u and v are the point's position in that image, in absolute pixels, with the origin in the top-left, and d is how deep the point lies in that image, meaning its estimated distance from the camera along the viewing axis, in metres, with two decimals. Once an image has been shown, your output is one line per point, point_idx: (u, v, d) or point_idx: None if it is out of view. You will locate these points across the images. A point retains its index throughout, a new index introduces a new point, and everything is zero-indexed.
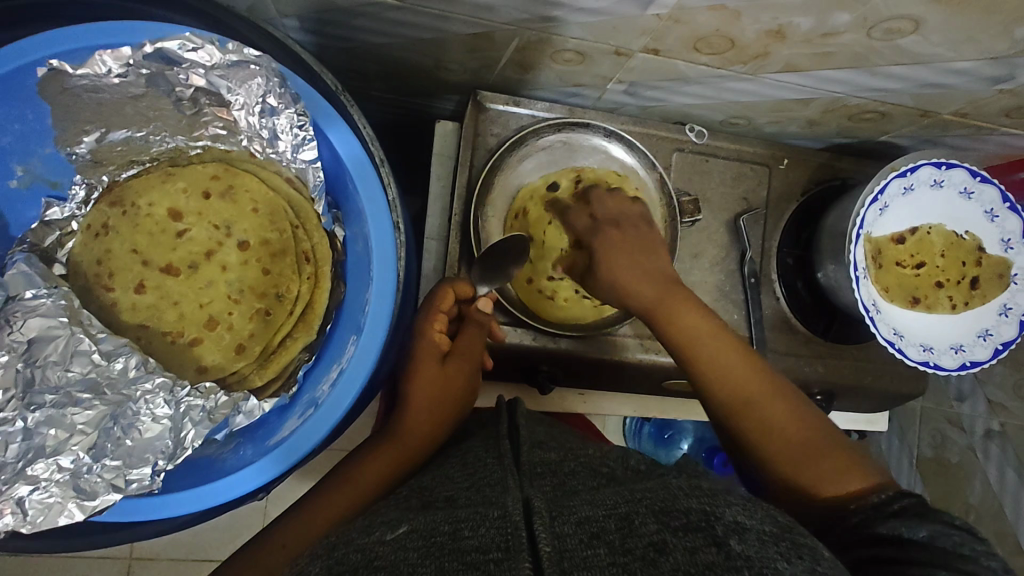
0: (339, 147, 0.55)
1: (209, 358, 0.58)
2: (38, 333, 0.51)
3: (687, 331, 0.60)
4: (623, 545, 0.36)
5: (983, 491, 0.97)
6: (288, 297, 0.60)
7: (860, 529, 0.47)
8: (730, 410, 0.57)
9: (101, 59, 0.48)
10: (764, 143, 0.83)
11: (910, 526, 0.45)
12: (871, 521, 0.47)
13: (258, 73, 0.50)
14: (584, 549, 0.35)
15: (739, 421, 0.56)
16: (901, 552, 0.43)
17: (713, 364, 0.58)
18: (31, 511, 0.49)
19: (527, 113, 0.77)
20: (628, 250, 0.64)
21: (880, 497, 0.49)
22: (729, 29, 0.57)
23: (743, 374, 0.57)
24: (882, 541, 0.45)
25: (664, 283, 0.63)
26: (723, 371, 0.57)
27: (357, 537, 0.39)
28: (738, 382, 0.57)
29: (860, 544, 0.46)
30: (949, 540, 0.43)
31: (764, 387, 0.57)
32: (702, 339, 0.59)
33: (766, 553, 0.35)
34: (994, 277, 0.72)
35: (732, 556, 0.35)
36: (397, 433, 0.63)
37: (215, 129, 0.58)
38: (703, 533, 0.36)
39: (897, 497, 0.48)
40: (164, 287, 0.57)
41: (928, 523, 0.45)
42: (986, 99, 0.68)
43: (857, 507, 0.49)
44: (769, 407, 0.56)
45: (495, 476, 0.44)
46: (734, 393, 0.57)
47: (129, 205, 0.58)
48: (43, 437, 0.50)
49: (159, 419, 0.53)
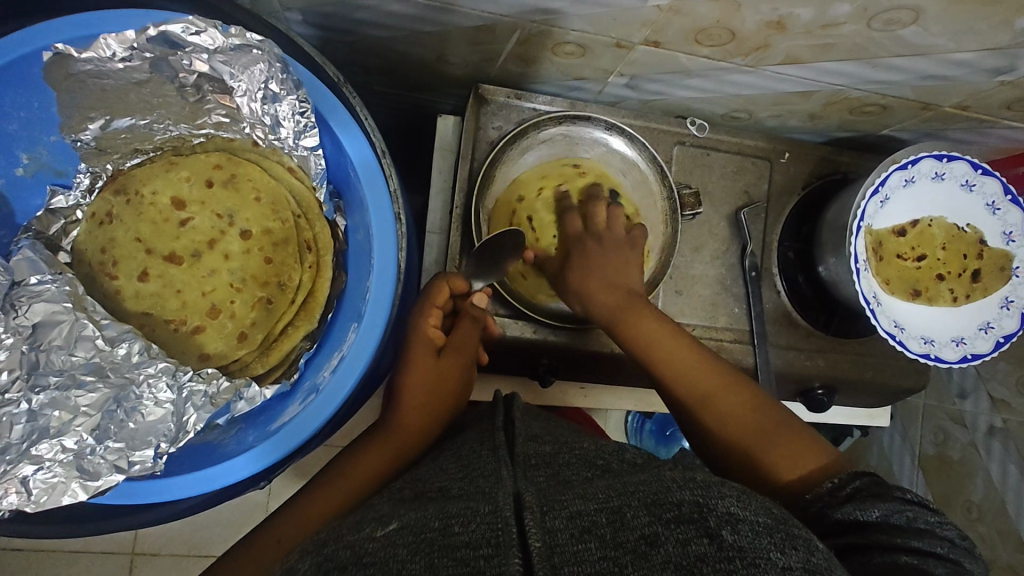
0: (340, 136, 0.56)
1: (212, 346, 0.58)
2: (42, 318, 0.51)
3: (643, 334, 0.64)
4: (614, 539, 0.36)
5: (987, 489, 0.95)
6: (291, 286, 0.61)
7: (822, 514, 0.48)
8: (688, 406, 0.60)
9: (105, 42, 0.48)
10: (765, 137, 0.83)
11: (863, 508, 0.45)
12: (830, 507, 0.47)
13: (260, 58, 0.51)
14: (575, 544, 0.35)
15: (699, 416, 0.59)
16: (862, 537, 0.44)
17: (670, 363, 0.61)
18: (36, 490, 0.50)
19: (528, 107, 0.78)
20: (600, 262, 0.69)
21: (833, 483, 0.49)
22: (730, 20, 0.57)
23: (701, 374, 0.60)
24: (846, 527, 0.45)
25: (624, 290, 0.67)
26: (679, 370, 0.61)
27: (348, 533, 0.40)
28: (694, 380, 0.60)
29: (829, 530, 0.46)
30: (902, 518, 0.45)
31: (720, 381, 0.60)
32: (658, 341, 0.63)
33: (758, 544, 0.36)
34: (996, 269, 0.72)
35: (724, 548, 0.35)
36: (391, 428, 0.64)
37: (217, 117, 0.59)
38: (695, 524, 0.36)
39: (848, 482, 0.48)
40: (167, 275, 0.57)
41: (881, 502, 0.45)
42: (987, 91, 0.68)
43: (813, 494, 0.49)
44: (724, 401, 0.58)
45: (489, 467, 0.45)
46: (690, 389, 0.60)
47: (133, 193, 0.58)
48: (47, 418, 0.51)
49: (162, 403, 0.53)
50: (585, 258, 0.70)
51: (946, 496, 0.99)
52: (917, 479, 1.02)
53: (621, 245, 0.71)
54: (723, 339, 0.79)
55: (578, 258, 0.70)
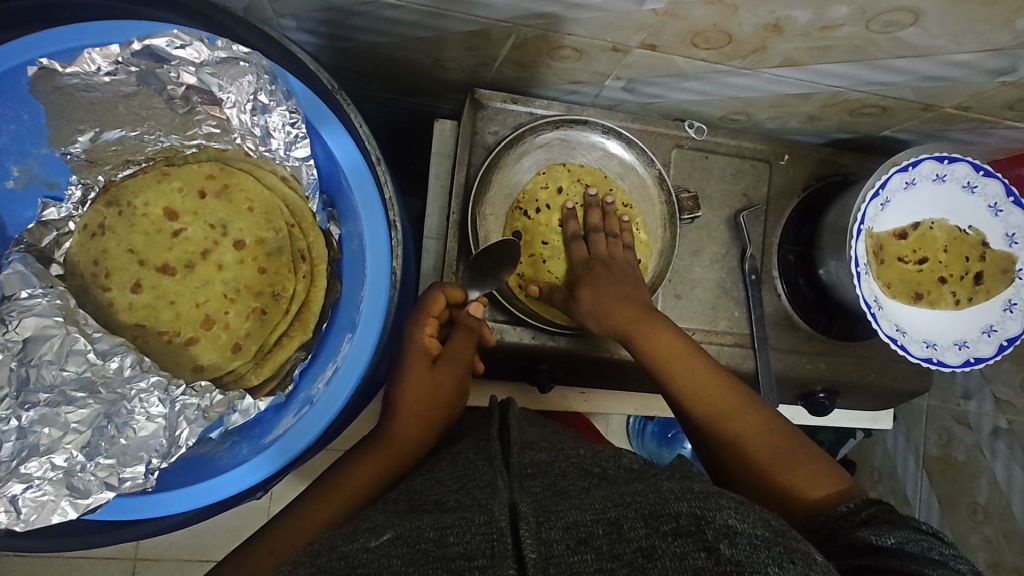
0: (335, 149, 0.55)
1: (205, 358, 0.58)
2: (33, 333, 0.51)
3: (660, 350, 0.62)
4: (611, 550, 0.36)
5: (991, 490, 0.94)
6: (284, 296, 0.60)
7: (836, 537, 0.47)
8: (705, 423, 0.58)
9: (90, 57, 0.48)
10: (764, 139, 0.83)
11: (880, 534, 0.44)
12: (844, 530, 0.47)
13: (248, 70, 0.51)
14: (571, 555, 0.35)
15: (717, 435, 0.57)
16: (875, 560, 0.42)
17: (688, 380, 0.59)
18: (25, 509, 0.50)
19: (525, 111, 0.77)
20: (611, 284, 0.68)
21: (849, 506, 0.49)
22: (727, 23, 0.57)
23: (714, 389, 0.59)
24: (861, 550, 0.44)
25: (640, 305, 0.66)
26: (698, 389, 0.59)
27: (341, 544, 0.39)
28: (711, 399, 0.58)
29: (842, 553, 0.45)
30: (918, 546, 0.43)
31: (733, 399, 0.58)
32: (676, 359, 0.61)
33: (757, 558, 0.34)
34: (998, 272, 0.71)
35: (722, 562, 0.34)
36: (384, 439, 0.63)
37: (208, 127, 0.58)
38: (692, 537, 0.35)
39: (863, 507, 0.48)
40: (160, 286, 0.57)
41: (898, 530, 0.44)
42: (988, 92, 0.67)
43: (827, 517, 0.49)
44: (742, 421, 0.57)
45: (485, 478, 0.44)
46: (707, 407, 0.58)
47: (125, 205, 0.58)
48: (37, 435, 0.50)
49: (153, 418, 0.53)
50: (596, 279, 0.69)
51: (950, 498, 0.98)
52: (921, 481, 1.02)
53: (626, 270, 0.71)
54: (723, 343, 0.79)
55: (587, 278, 0.69)
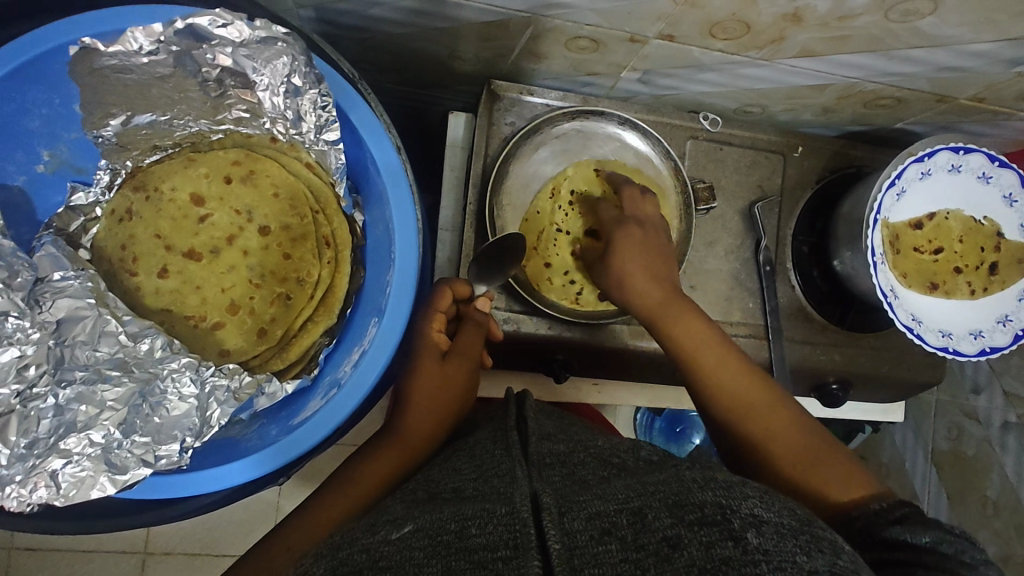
0: (374, 154, 0.56)
1: (231, 342, 0.59)
2: (66, 314, 0.51)
3: (685, 336, 0.61)
4: (635, 540, 0.35)
5: (1001, 484, 0.94)
6: (309, 282, 0.61)
7: (868, 532, 0.46)
8: (732, 414, 0.57)
9: (132, 36, 0.48)
10: (778, 131, 0.83)
11: (914, 532, 0.44)
12: (876, 526, 0.46)
13: (284, 52, 0.50)
14: (594, 546, 0.35)
15: (748, 422, 0.56)
16: (910, 556, 0.43)
17: (715, 369, 0.59)
18: (64, 484, 0.50)
19: (541, 102, 0.78)
20: (640, 253, 0.65)
21: (881, 505, 0.48)
22: (747, 13, 0.57)
23: (741, 380, 0.58)
24: (892, 547, 0.44)
25: (667, 286, 0.64)
26: (725, 376, 0.58)
27: (362, 536, 0.39)
28: (737, 389, 0.58)
29: (871, 548, 0.45)
30: (952, 547, 0.43)
31: (758, 392, 0.57)
32: (702, 345, 0.60)
33: (784, 546, 0.35)
34: (1013, 262, 0.72)
35: (750, 551, 0.34)
36: (394, 437, 0.63)
37: (238, 112, 0.59)
38: (718, 527, 0.35)
39: (896, 505, 0.47)
40: (187, 271, 0.58)
41: (932, 530, 0.44)
42: (1002, 83, 0.68)
43: (861, 512, 0.48)
44: (770, 413, 0.56)
45: (504, 467, 0.45)
46: (732, 398, 0.57)
47: (152, 190, 0.59)
48: (74, 412, 0.51)
49: (186, 398, 0.54)
50: (627, 242, 0.66)
51: (960, 491, 0.98)
52: (930, 474, 1.02)
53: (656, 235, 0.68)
54: (737, 333, 0.79)
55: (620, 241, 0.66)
